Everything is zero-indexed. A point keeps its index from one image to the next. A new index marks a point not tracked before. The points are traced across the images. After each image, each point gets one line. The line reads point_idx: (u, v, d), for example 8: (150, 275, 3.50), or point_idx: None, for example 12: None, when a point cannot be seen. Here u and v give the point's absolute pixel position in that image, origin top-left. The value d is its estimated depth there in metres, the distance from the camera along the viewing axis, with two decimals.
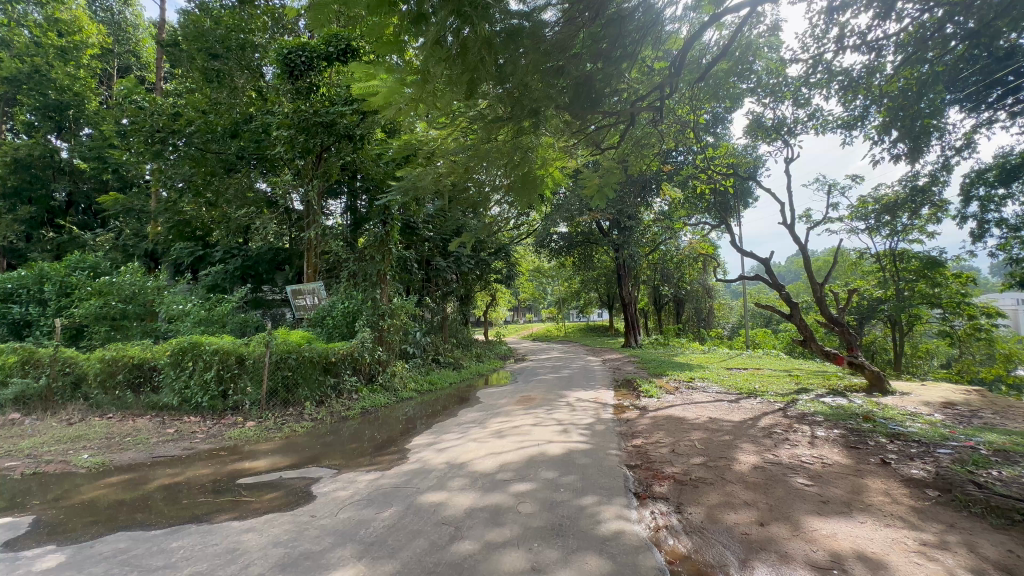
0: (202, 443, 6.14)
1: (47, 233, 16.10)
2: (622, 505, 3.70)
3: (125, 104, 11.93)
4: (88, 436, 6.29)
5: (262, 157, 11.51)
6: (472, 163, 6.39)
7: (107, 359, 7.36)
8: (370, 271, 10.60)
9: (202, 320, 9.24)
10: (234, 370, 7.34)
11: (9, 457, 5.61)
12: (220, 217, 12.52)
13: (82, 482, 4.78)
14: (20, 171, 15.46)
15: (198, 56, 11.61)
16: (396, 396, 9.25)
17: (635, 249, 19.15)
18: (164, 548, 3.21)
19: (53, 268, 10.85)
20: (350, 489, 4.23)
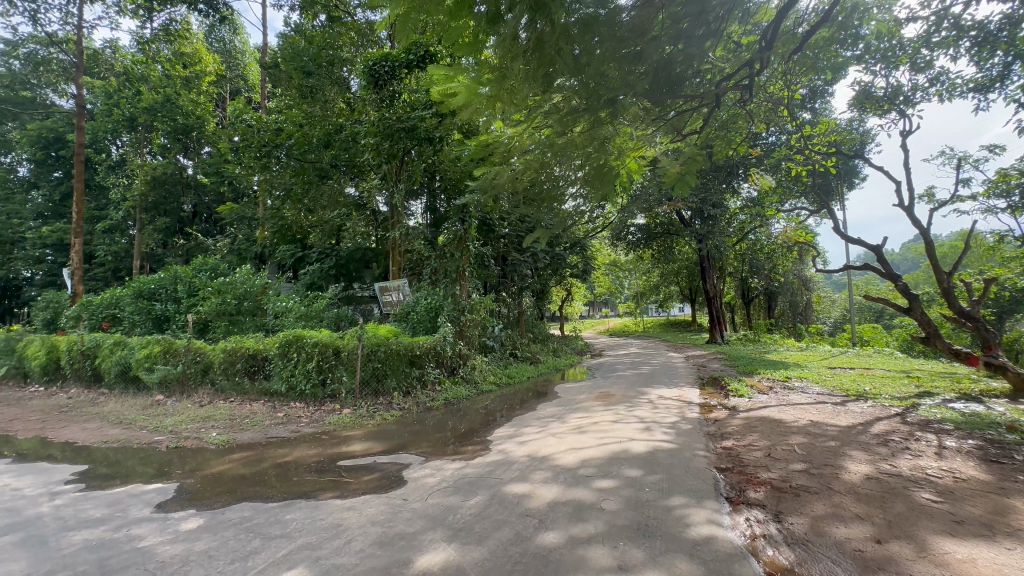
0: (307, 427, 6.76)
1: (179, 241, 18.78)
2: (713, 509, 3.51)
3: (237, 124, 13.40)
4: (216, 416, 7.20)
5: (352, 164, 12.36)
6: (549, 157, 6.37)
7: (229, 350, 8.35)
8: (450, 268, 11.18)
9: (303, 315, 10.14)
10: (331, 361, 7.98)
11: (157, 433, 6.59)
12: (316, 221, 13.65)
13: (212, 457, 5.49)
14: (158, 188, 17.69)
15: (295, 74, 12.71)
16: (477, 388, 9.55)
17: (721, 240, 17.99)
18: (280, 520, 3.58)
19: (184, 271, 12.52)
20: (438, 476, 4.44)
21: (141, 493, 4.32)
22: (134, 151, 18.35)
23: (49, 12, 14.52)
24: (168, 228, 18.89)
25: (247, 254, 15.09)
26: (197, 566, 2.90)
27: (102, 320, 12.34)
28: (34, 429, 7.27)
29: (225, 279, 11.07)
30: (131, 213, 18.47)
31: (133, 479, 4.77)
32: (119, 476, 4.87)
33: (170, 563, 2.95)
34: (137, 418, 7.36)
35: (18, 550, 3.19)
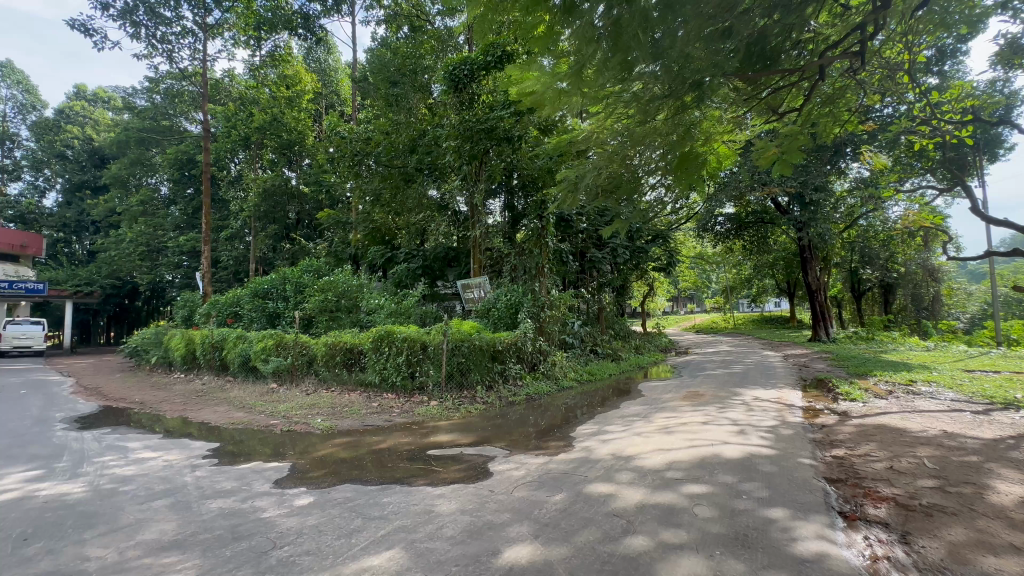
0: (398, 417, 7.20)
1: (286, 246, 20.83)
2: (824, 524, 3.19)
3: (333, 136, 14.53)
4: (320, 404, 7.90)
5: (434, 167, 12.88)
6: (631, 149, 6.12)
7: (329, 344, 9.12)
8: (530, 265, 11.23)
9: (393, 312, 10.76)
10: (419, 355, 8.39)
11: (273, 417, 7.39)
12: (404, 223, 14.43)
13: (318, 441, 6.03)
14: (267, 200, 19.64)
15: (382, 85, 13.44)
16: (557, 384, 9.55)
17: (826, 227, 16.25)
18: (378, 502, 3.85)
19: (291, 272, 13.86)
20: (522, 470, 4.50)
21: (262, 470, 4.87)
22: (248, 166, 20.64)
23: (182, 50, 16.82)
24: (277, 234, 21.05)
25: (343, 256, 16.27)
26: (309, 539, 3.20)
27: (227, 317, 14.05)
28: (178, 410, 8.49)
29: (327, 278, 12.10)
30: (247, 221, 20.84)
31: (255, 457, 5.39)
32: (243, 454, 5.53)
33: (287, 534, 3.29)
34: (256, 403, 8.31)
35: (171, 513, 3.74)
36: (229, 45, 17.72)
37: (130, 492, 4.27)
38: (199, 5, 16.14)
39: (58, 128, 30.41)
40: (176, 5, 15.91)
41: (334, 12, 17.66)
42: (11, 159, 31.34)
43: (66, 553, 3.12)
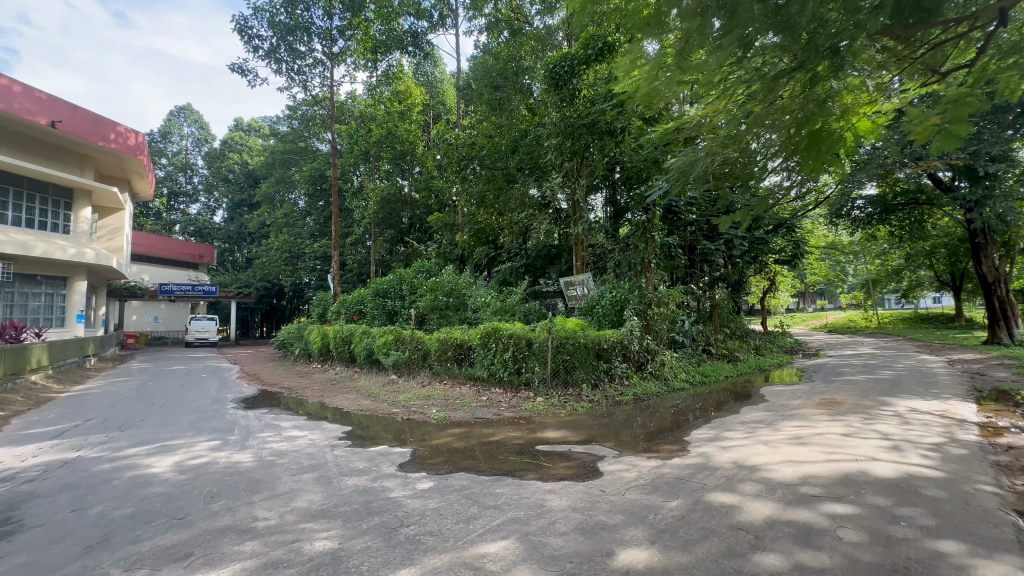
0: (506, 411, 7.43)
1: (400, 249, 22.66)
2: (1017, 567, 2.61)
3: (441, 145, 15.44)
4: (435, 396, 8.45)
5: (536, 166, 13.02)
6: (744, 133, 5.51)
7: (441, 340, 9.71)
8: (635, 261, 10.74)
9: (498, 309, 11.10)
10: (525, 352, 8.56)
11: (394, 406, 8.08)
12: (507, 224, 14.78)
13: (435, 430, 6.46)
14: (384, 207, 21.54)
15: (486, 91, 13.88)
16: (667, 385, 9.13)
17: (1008, 206, 13.28)
18: (492, 492, 4.00)
19: (406, 273, 15.01)
20: (634, 472, 4.36)
21: (388, 453, 5.35)
22: (368, 177, 22.74)
23: (313, 78, 19.04)
24: (392, 238, 22.90)
25: (450, 256, 17.06)
26: (431, 520, 3.43)
27: (353, 314, 15.66)
28: (317, 396, 9.67)
29: (439, 278, 12.88)
30: (369, 228, 23.01)
31: (382, 441, 5.95)
32: (372, 438, 6.13)
33: (412, 514, 3.57)
34: (380, 392, 9.15)
35: (316, 485, 4.27)
36: (351, 69, 19.66)
37: (285, 464, 4.97)
38: (327, 37, 18.15)
39: (223, 157, 36.40)
40: (309, 39, 18.03)
41: (439, 27, 18.71)
42: (191, 184, 38.23)
43: (240, 511, 3.72)
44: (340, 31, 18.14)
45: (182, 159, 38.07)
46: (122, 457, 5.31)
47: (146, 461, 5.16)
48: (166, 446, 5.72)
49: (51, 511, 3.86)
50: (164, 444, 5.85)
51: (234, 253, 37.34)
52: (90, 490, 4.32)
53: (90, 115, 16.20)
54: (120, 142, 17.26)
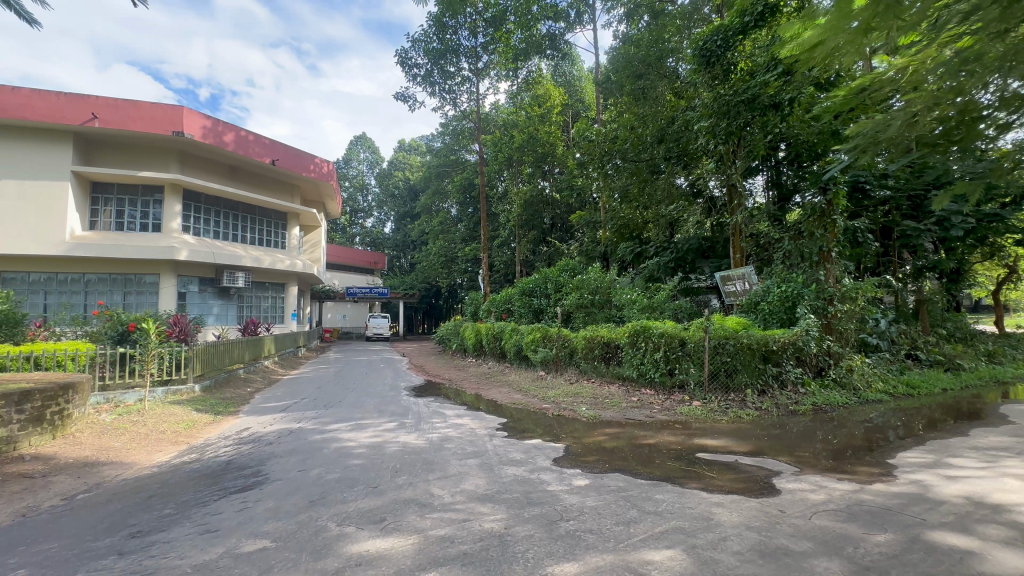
0: (660, 413, 7.09)
1: (543, 249, 23.35)
2: None
3: (582, 142, 15.46)
4: (584, 394, 8.48)
5: (684, 154, 12.13)
6: (962, 84, 4.40)
7: (588, 338, 9.68)
8: (810, 251, 9.22)
9: (645, 307, 10.65)
10: (679, 352, 8.03)
11: (545, 401, 8.33)
12: (654, 218, 14.03)
13: (586, 428, 6.47)
14: (528, 209, 22.36)
15: (628, 82, 13.30)
16: (857, 397, 7.73)
17: None
18: (651, 497, 3.84)
19: (551, 272, 15.25)
20: (821, 494, 3.77)
21: (543, 447, 5.53)
22: (512, 182, 23.86)
23: (462, 94, 20.66)
24: (536, 239, 23.66)
25: (593, 254, 16.80)
26: (590, 518, 3.44)
27: (502, 312, 16.63)
28: (474, 388, 10.48)
29: (583, 276, 12.92)
30: (513, 230, 24.13)
31: (537, 435, 6.17)
32: (525, 431, 6.42)
33: (571, 509, 3.61)
34: (530, 387, 9.54)
35: (481, 471, 4.61)
36: (494, 81, 20.85)
37: (452, 448, 5.48)
38: (472, 55, 19.53)
39: (391, 175, 41.75)
40: (457, 60, 19.63)
41: (577, 25, 18.64)
42: (367, 201, 44.70)
43: (420, 486, 4.22)
44: (483, 47, 19.35)
45: (360, 181, 44.61)
46: (329, 431, 6.45)
47: (346, 435, 6.18)
48: (359, 425, 6.78)
49: (286, 469, 4.87)
50: (358, 422, 6.95)
51: (401, 259, 42.65)
52: (309, 455, 5.34)
53: (296, 152, 20.05)
54: (317, 171, 21.00)
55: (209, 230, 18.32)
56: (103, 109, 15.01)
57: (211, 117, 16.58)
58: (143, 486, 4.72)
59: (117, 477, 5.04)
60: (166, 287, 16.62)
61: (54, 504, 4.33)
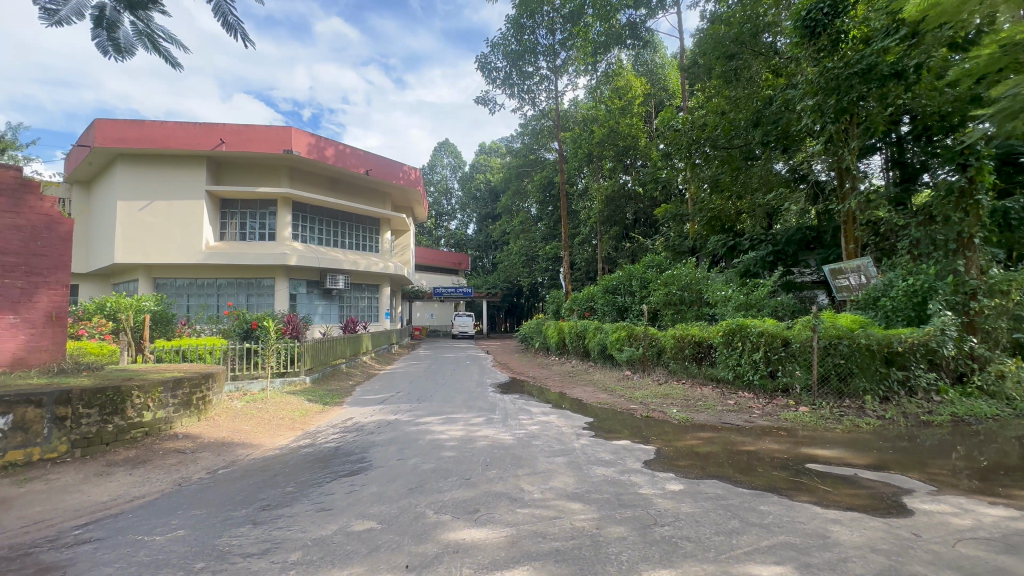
0: (760, 418, 6.58)
1: (626, 245, 22.79)
2: None
3: (667, 131, 14.77)
4: (673, 395, 8.13)
5: (785, 137, 11.03)
6: None
7: (678, 337, 9.24)
8: (943, 236, 7.97)
9: (742, 305, 9.91)
10: (781, 353, 7.37)
11: (632, 402, 8.11)
12: (748, 207, 13.16)
13: (678, 431, 6.20)
14: (609, 205, 21.85)
15: (718, 64, 12.36)
16: (1010, 407, 6.57)
17: None
18: (754, 508, 3.58)
19: (636, 269, 14.69)
20: (967, 519, 3.26)
21: (632, 448, 5.39)
22: (592, 178, 23.47)
23: (540, 93, 20.76)
24: (618, 235, 23.07)
25: (681, 248, 15.89)
26: (687, 525, 3.28)
27: (584, 310, 16.51)
28: (558, 386, 10.48)
29: (670, 273, 12.39)
30: (595, 227, 23.76)
31: (625, 436, 6.03)
32: (612, 431, 6.29)
33: (666, 514, 3.48)
34: (616, 387, 9.33)
35: (569, 469, 4.61)
36: (573, 77, 20.66)
37: (539, 445, 5.53)
38: (550, 53, 19.54)
39: (473, 178, 43.02)
40: (536, 59, 19.75)
41: (659, 10, 17.83)
42: (451, 204, 46.53)
43: (510, 481, 4.31)
44: (561, 43, 19.28)
45: (444, 185, 46.51)
46: (423, 423, 6.83)
47: (438, 428, 6.50)
48: (450, 418, 7.09)
49: (386, 457, 5.24)
50: (449, 416, 7.28)
51: (483, 259, 43.87)
52: (406, 445, 5.70)
53: (387, 161, 21.46)
54: (406, 178, 22.29)
55: (314, 237, 20.22)
56: (228, 135, 17.14)
57: (314, 135, 18.28)
58: (268, 466, 5.35)
59: (249, 457, 5.76)
60: (281, 289, 18.65)
61: (201, 477, 5.05)
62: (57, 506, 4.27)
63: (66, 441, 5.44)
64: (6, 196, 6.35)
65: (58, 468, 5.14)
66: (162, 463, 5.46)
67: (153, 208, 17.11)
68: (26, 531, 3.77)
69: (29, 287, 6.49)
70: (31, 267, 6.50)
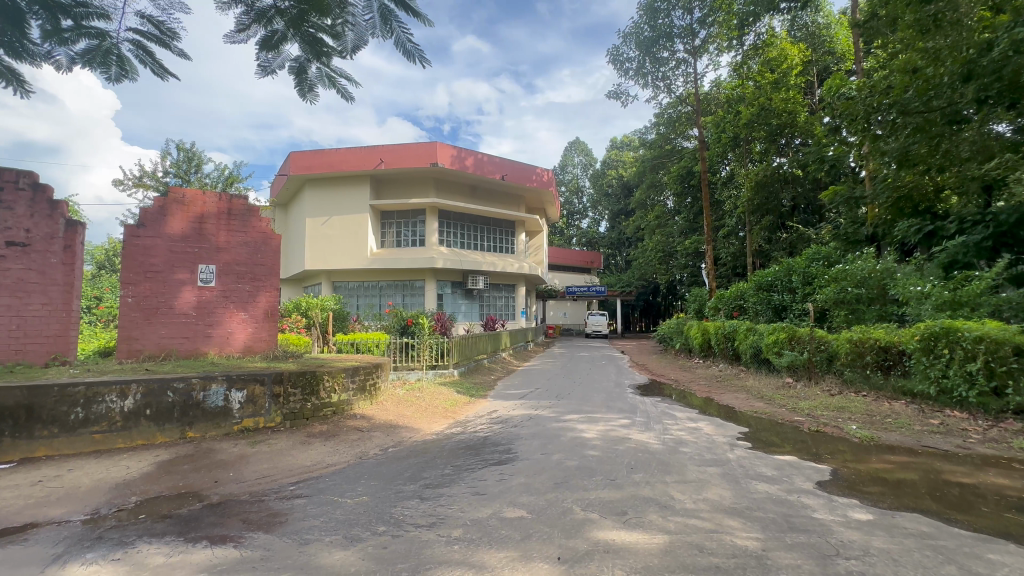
0: (978, 445, 5.29)
1: (783, 235, 20.35)
2: None
3: (836, 101, 12.84)
4: (851, 408, 6.98)
5: (1014, 88, 8.54)
6: None
7: (855, 340, 7.89)
8: None
9: (946, 303, 8.02)
10: (1011, 365, 5.79)
11: (796, 413, 7.18)
12: (950, 181, 10.29)
13: (860, 450, 5.31)
14: (761, 191, 19.01)
15: (909, 11, 9.67)
16: None
17: None
18: (978, 555, 2.88)
19: (796, 262, 12.98)
20: None
21: (801, 466, 4.76)
22: (739, 164, 21.36)
23: (677, 79, 19.58)
24: (771, 225, 20.57)
25: (856, 238, 13.40)
26: (882, 563, 2.79)
27: (733, 309, 15.25)
28: (704, 391, 9.77)
29: (843, 265, 10.70)
30: (743, 218, 21.55)
31: (791, 451, 5.35)
32: (773, 444, 5.64)
33: (852, 546, 3.00)
34: (775, 395, 8.35)
35: (724, 482, 4.26)
36: (714, 56, 19.05)
37: (688, 453, 5.22)
38: (688, 34, 18.29)
39: (604, 175, 42.24)
40: (671, 44, 18.68)
41: None
42: (582, 203, 46.54)
43: (658, 487, 4.14)
44: (701, 21, 17.97)
45: (575, 184, 46.58)
46: (565, 420, 6.95)
47: (580, 426, 6.55)
48: (591, 417, 7.10)
49: (531, 450, 5.45)
50: (589, 415, 7.28)
51: (616, 257, 42.84)
52: (549, 440, 5.85)
53: (522, 166, 22.35)
54: (539, 180, 22.87)
55: (457, 241, 21.92)
56: (386, 155, 19.53)
57: (456, 148, 19.89)
58: (429, 448, 5.97)
59: (411, 439, 6.49)
60: (431, 289, 20.62)
61: (377, 453, 5.86)
62: (277, 465, 5.35)
63: (281, 413, 6.78)
64: (238, 220, 8.13)
65: (276, 435, 6.43)
66: (346, 438, 6.46)
67: (332, 223, 20.30)
68: (259, 482, 4.80)
69: (253, 290, 8.20)
70: (254, 274, 8.22)
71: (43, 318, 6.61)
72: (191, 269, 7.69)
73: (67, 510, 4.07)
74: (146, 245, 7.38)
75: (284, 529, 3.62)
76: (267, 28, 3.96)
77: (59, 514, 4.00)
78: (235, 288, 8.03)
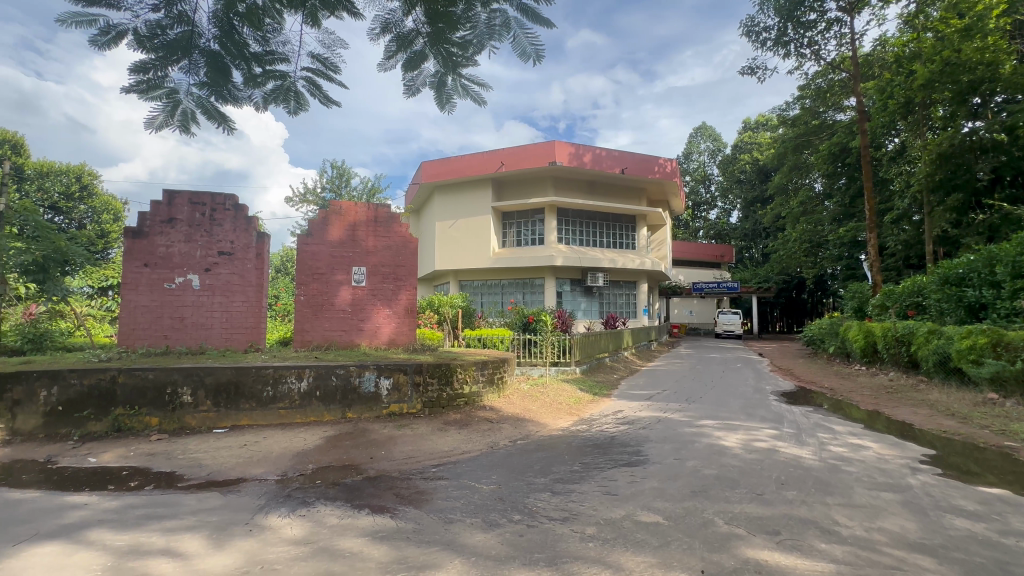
0: None
1: (977, 217, 16.42)
2: None
3: None
4: None
5: None
6: None
7: None
8: None
9: None
10: None
11: (1004, 436, 5.78)
12: None
13: None
14: (945, 163, 15.65)
15: None
16: None
17: None
18: None
19: (1002, 249, 10.34)
20: None
21: (1018, 503, 3.82)
22: (914, 134, 17.86)
23: (828, 43, 17.04)
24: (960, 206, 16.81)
25: None
26: None
27: (908, 308, 12.84)
28: (870, 402, 8.37)
29: None
30: (919, 198, 17.92)
31: (1000, 483, 4.33)
32: (973, 473, 4.62)
33: None
34: (972, 414, 6.81)
35: (906, 511, 3.60)
36: (878, 10, 16.14)
37: (854, 473, 4.52)
38: None
39: (735, 160, 38.56)
40: (821, 3, 16.28)
41: None
42: (710, 192, 43.14)
43: (818, 508, 3.66)
44: None
45: (701, 172, 43.25)
46: (699, 425, 6.51)
47: (717, 433, 6.08)
48: (729, 424, 6.54)
49: (663, 454, 5.21)
50: (726, 421, 6.72)
51: (751, 250, 38.76)
52: (682, 446, 5.53)
53: (643, 157, 21.42)
54: (662, 171, 21.73)
55: (576, 238, 21.85)
56: (506, 158, 20.30)
57: (574, 145, 19.87)
58: (556, 444, 6.05)
59: (538, 433, 6.65)
60: (550, 287, 20.89)
61: (506, 444, 6.12)
62: (419, 448, 5.87)
63: (421, 401, 7.44)
64: (383, 226, 9.10)
65: (418, 420, 7.08)
66: (478, 428, 6.86)
67: (458, 226, 21.69)
68: (406, 463, 5.33)
69: (396, 288, 9.12)
70: (397, 274, 9.13)
71: (243, 313, 8.12)
72: (347, 271, 8.83)
73: (264, 470, 4.98)
74: (313, 251, 8.67)
75: (430, 507, 3.96)
76: (410, 50, 4.35)
77: (259, 472, 4.91)
78: (381, 287, 9.02)
